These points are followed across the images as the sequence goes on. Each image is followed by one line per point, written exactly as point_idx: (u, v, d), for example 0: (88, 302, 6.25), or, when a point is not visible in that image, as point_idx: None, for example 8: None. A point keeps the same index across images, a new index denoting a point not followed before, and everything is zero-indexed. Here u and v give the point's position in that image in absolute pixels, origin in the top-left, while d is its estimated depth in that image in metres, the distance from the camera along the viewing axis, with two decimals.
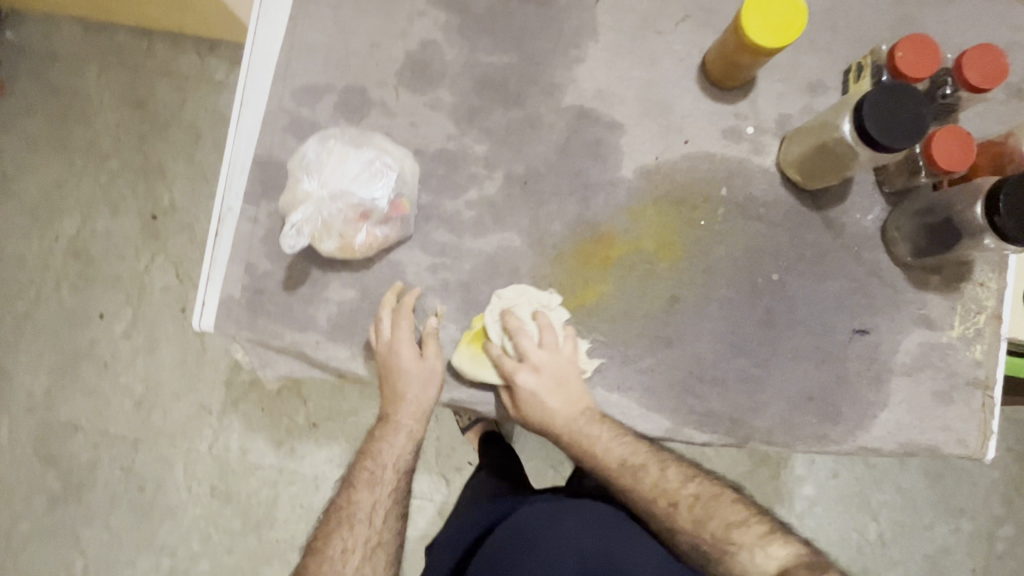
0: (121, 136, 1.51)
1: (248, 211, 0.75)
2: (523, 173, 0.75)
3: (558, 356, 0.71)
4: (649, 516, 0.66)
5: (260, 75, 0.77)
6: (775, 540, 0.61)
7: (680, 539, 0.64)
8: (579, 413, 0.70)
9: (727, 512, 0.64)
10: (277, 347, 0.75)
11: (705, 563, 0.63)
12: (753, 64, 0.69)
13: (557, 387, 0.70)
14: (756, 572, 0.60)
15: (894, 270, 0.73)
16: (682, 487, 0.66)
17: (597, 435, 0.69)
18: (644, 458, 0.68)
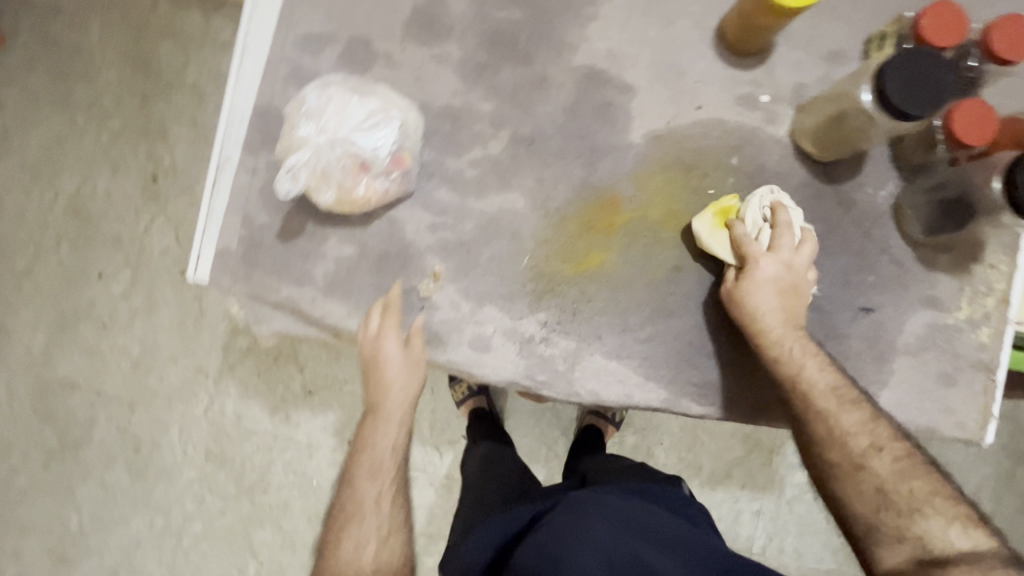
0: (124, 95, 1.48)
1: (246, 161, 0.74)
2: (529, 135, 0.73)
3: (791, 264, 0.67)
4: (831, 446, 0.61)
5: (263, 21, 0.75)
6: (975, 527, 0.53)
7: (862, 482, 0.58)
8: (787, 328, 0.66)
9: (927, 479, 0.57)
10: (273, 302, 0.75)
11: (879, 517, 0.56)
12: (771, 27, 0.67)
13: (777, 294, 0.66)
14: (937, 544, 0.53)
15: (904, 248, 0.71)
16: (886, 437, 0.60)
17: (803, 354, 0.65)
18: (848, 395, 0.62)
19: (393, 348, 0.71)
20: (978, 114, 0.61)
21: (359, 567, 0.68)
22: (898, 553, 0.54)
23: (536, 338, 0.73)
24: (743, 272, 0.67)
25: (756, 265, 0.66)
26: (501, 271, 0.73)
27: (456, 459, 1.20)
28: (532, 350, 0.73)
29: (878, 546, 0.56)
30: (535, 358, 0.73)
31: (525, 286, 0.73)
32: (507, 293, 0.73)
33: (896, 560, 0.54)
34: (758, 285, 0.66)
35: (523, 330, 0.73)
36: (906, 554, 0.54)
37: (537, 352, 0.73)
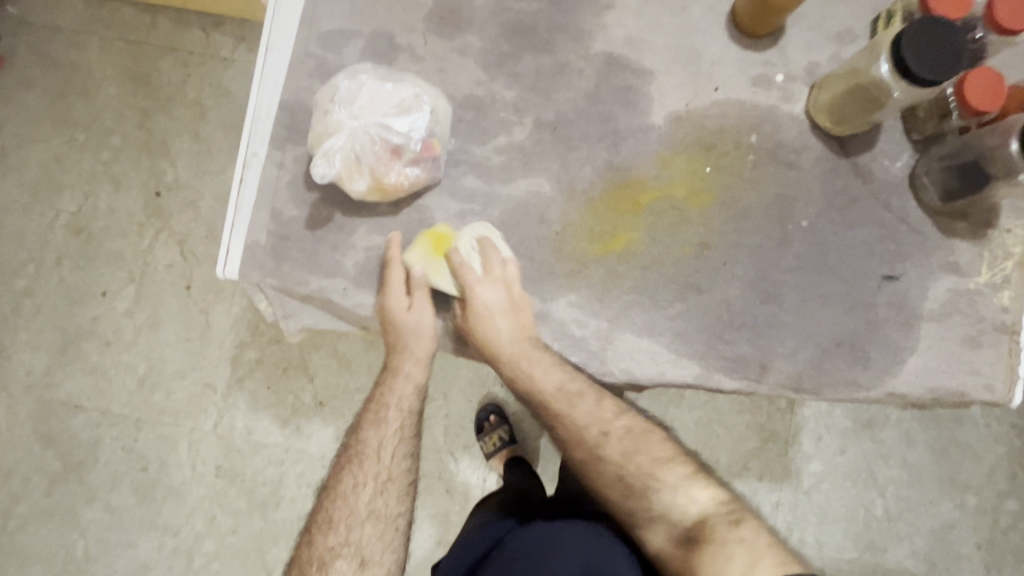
0: (125, 113, 1.49)
1: (274, 156, 0.75)
2: (553, 120, 0.75)
3: (510, 279, 0.71)
4: (579, 451, 0.68)
5: (284, 21, 0.77)
6: (700, 483, 0.64)
7: (607, 473, 0.66)
8: (507, 342, 0.70)
9: (656, 451, 0.67)
10: (303, 295, 0.74)
11: (629, 501, 0.65)
12: (785, 8, 0.69)
13: (508, 310, 0.70)
14: (677, 513, 0.62)
15: (923, 217, 0.73)
16: (625, 428, 0.69)
17: (532, 365, 0.69)
18: (577, 392, 0.70)
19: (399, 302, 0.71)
20: (993, 94, 0.63)
21: (352, 511, 0.74)
22: (658, 534, 0.62)
23: (568, 320, 0.73)
24: (461, 295, 0.71)
25: (479, 285, 0.69)
26: (531, 255, 0.74)
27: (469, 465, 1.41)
28: (565, 332, 0.73)
29: (640, 529, 0.63)
30: (568, 340, 0.73)
31: (555, 267, 0.74)
32: (536, 277, 0.74)
33: (656, 538, 0.62)
34: (486, 305, 0.69)
35: (554, 313, 0.73)
36: (663, 531, 0.62)
37: (570, 334, 0.73)
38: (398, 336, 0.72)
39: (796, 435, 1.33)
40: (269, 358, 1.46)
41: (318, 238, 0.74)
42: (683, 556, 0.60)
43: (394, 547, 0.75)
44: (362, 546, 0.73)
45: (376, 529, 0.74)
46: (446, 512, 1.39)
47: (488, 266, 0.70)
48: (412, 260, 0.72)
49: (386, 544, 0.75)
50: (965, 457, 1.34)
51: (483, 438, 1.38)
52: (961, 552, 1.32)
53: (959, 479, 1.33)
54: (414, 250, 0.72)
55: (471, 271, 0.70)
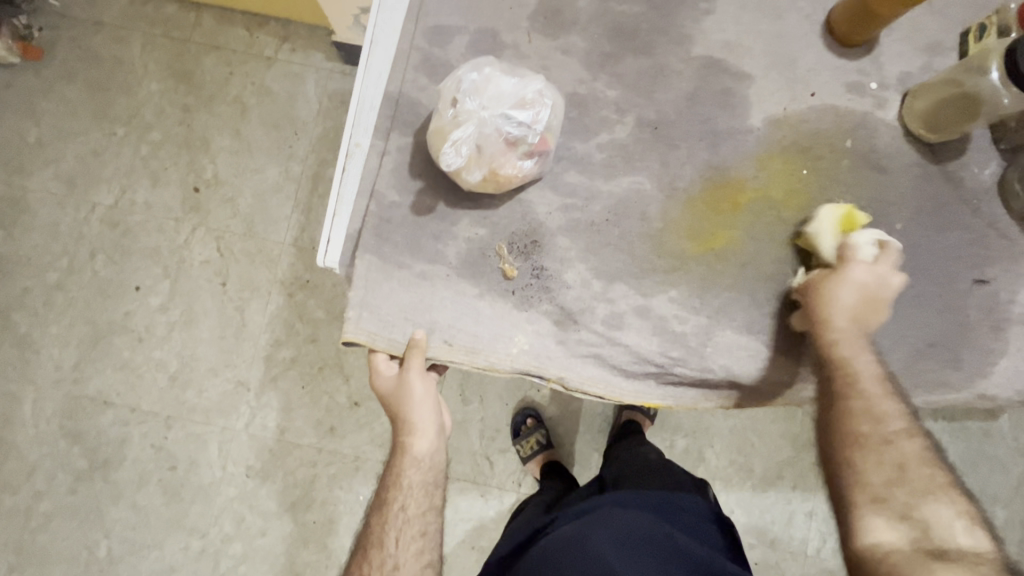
0: (167, 108, 1.49)
1: (378, 145, 0.75)
2: (654, 119, 0.76)
3: (887, 273, 0.68)
4: (863, 423, 0.64)
5: (391, 14, 0.78)
6: (976, 527, 0.57)
7: (881, 461, 0.62)
8: (857, 330, 0.67)
9: (947, 479, 0.61)
10: (403, 276, 0.74)
11: (887, 490, 0.61)
12: (887, 17, 0.71)
13: (857, 295, 0.68)
14: (941, 532, 0.57)
15: (1010, 223, 0.76)
16: (911, 430, 0.64)
17: (863, 350, 0.67)
18: (886, 388, 0.66)
19: (391, 368, 0.75)
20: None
21: (391, 521, 0.75)
22: (890, 530, 0.58)
23: (668, 316, 0.74)
24: (840, 263, 0.69)
25: (871, 262, 0.68)
26: (631, 250, 0.74)
27: (506, 468, 1.41)
28: (665, 328, 0.74)
29: (870, 515, 0.60)
30: (668, 335, 0.74)
31: (656, 263, 0.74)
32: (639, 272, 0.74)
33: (889, 535, 0.58)
34: (847, 278, 0.68)
35: (655, 308, 0.74)
36: (904, 529, 0.58)
37: (670, 329, 0.74)
38: (403, 392, 0.74)
39: None
40: (304, 358, 1.43)
41: (419, 225, 0.74)
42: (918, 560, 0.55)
43: (431, 554, 0.75)
44: (397, 558, 0.73)
45: (409, 537, 0.74)
46: (481, 517, 1.38)
47: (875, 254, 0.69)
48: (822, 217, 0.72)
49: (425, 552, 0.75)
50: (997, 470, 1.35)
51: (520, 441, 1.37)
52: None
53: (991, 491, 1.35)
54: (829, 210, 0.73)
55: (863, 253, 0.68)
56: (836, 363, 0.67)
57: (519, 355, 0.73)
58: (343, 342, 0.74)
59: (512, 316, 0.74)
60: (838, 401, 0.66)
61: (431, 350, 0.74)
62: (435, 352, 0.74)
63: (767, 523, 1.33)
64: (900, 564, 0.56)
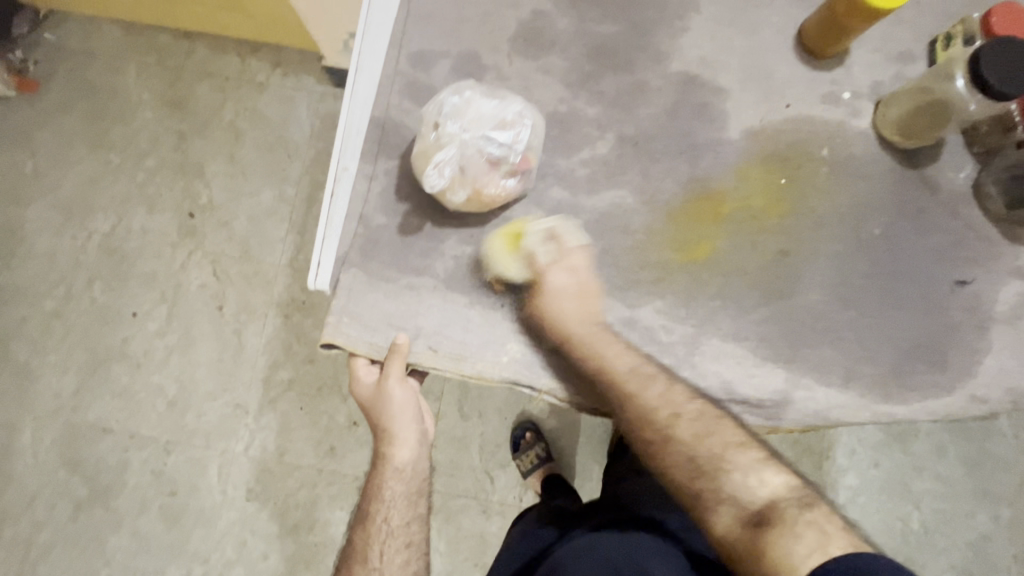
0: (161, 135, 1.51)
1: (365, 169, 0.77)
2: (635, 134, 0.78)
3: (585, 271, 0.74)
4: (648, 429, 0.69)
5: (375, 41, 0.80)
6: (771, 467, 0.63)
7: (679, 454, 0.67)
8: (595, 330, 0.72)
9: (727, 434, 0.66)
10: (389, 287, 0.75)
11: (703, 475, 0.64)
12: (855, 29, 0.73)
13: (575, 298, 0.72)
14: (745, 497, 0.61)
15: (988, 225, 0.77)
16: (682, 406, 0.69)
17: (607, 346, 0.72)
18: (649, 372, 0.71)
19: (372, 374, 0.77)
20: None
21: (376, 532, 0.78)
22: (728, 518, 0.61)
23: (655, 326, 0.75)
24: (536, 282, 0.73)
25: (563, 266, 0.73)
26: (616, 262, 0.76)
27: (507, 483, 1.40)
28: (652, 338, 0.75)
29: (709, 515, 0.63)
30: (655, 345, 0.75)
31: (641, 275, 0.76)
32: (625, 284, 0.76)
33: (725, 521, 0.61)
34: (554, 293, 0.72)
35: (642, 318, 0.75)
36: (728, 514, 0.61)
37: (657, 339, 0.75)
38: (382, 404, 0.76)
39: (829, 448, 1.35)
40: (302, 379, 1.44)
41: (408, 245, 0.76)
42: (751, 538, 0.58)
43: (415, 562, 0.78)
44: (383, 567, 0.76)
45: (393, 546, 0.77)
46: (483, 533, 1.38)
47: (556, 255, 0.73)
48: (489, 256, 0.75)
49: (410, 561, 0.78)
50: (999, 469, 1.35)
51: (520, 455, 1.37)
52: (999, 564, 1.33)
53: (994, 491, 1.35)
54: (492, 242, 0.75)
55: (545, 258, 0.73)
56: (591, 369, 0.72)
57: (507, 367, 0.74)
58: (324, 348, 0.76)
59: (502, 330, 0.75)
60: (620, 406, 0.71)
61: (413, 356, 0.74)
62: (417, 358, 0.74)
63: None
64: (741, 550, 0.59)
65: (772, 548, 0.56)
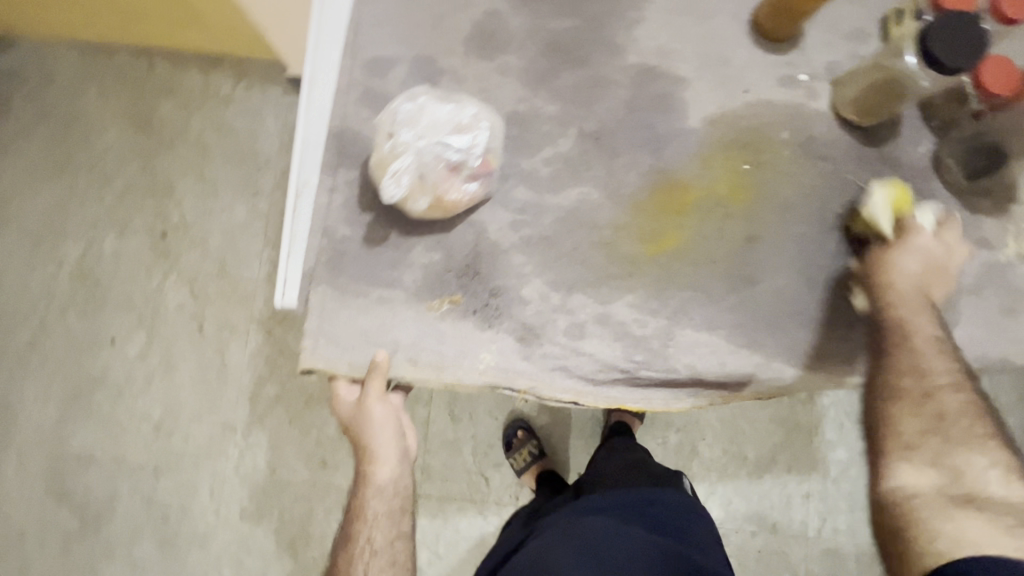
0: (128, 156, 1.48)
1: (325, 181, 0.76)
2: (595, 130, 0.78)
3: (935, 243, 0.71)
4: (903, 374, 0.65)
5: (328, 51, 0.79)
6: (1014, 478, 0.58)
7: (910, 406, 0.63)
8: (915, 292, 0.69)
9: (981, 423, 0.61)
10: (361, 303, 0.74)
11: (923, 436, 0.62)
12: (806, 12, 0.74)
13: (921, 266, 0.70)
14: (968, 480, 0.59)
15: (949, 197, 0.78)
16: (952, 375, 0.63)
17: (917, 300, 0.68)
18: (940, 333, 0.66)
19: (353, 394, 0.77)
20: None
21: (360, 552, 0.77)
22: (919, 477, 0.60)
23: (628, 321, 0.75)
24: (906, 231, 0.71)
25: (921, 234, 0.71)
26: (585, 259, 0.75)
27: (502, 483, 1.40)
28: (626, 333, 0.75)
29: (898, 464, 0.62)
30: (630, 339, 0.75)
31: (611, 270, 0.75)
32: (596, 280, 0.75)
33: (911, 478, 0.61)
34: (915, 246, 0.70)
35: (615, 314, 0.75)
36: (930, 479, 0.60)
37: (631, 333, 0.75)
38: (363, 424, 0.76)
39: (818, 424, 1.38)
40: (289, 393, 1.43)
41: (374, 256, 0.75)
42: (942, 507, 0.58)
43: None
44: None
45: (377, 567, 0.77)
46: (481, 534, 1.38)
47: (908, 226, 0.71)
48: (872, 203, 0.74)
49: None
50: None
51: (513, 454, 1.37)
52: None
53: None
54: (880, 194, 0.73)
55: (917, 230, 0.71)
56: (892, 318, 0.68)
57: (485, 372, 0.74)
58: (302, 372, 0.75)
59: (475, 336, 0.74)
60: (890, 353, 0.67)
61: (393, 371, 0.74)
62: (397, 372, 0.74)
63: (766, 509, 1.35)
64: (920, 508, 0.58)
65: (960, 524, 0.55)
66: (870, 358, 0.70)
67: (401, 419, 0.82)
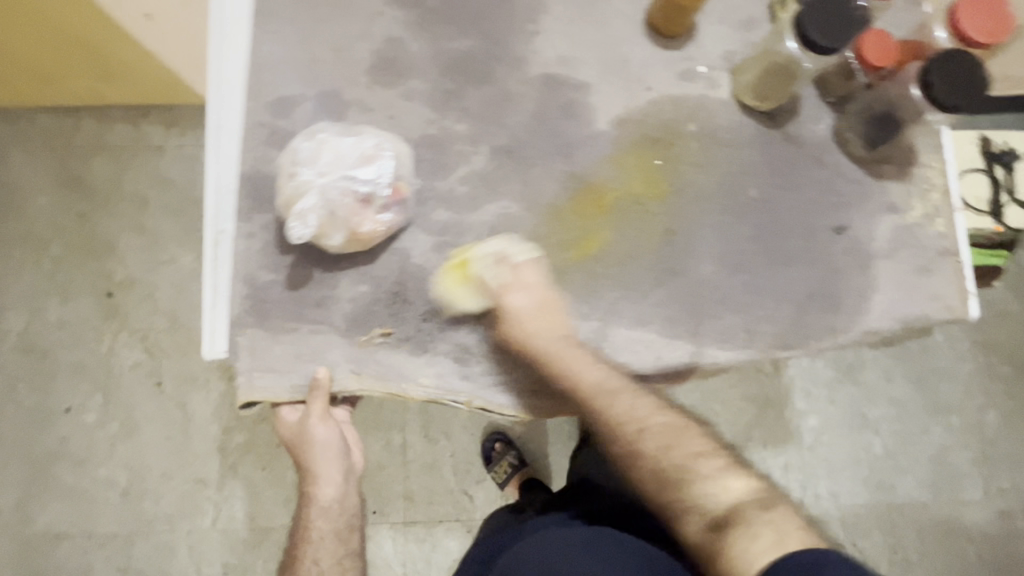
0: (63, 218, 1.44)
1: (241, 228, 0.75)
2: (507, 143, 0.79)
3: (541, 285, 0.75)
4: (615, 435, 0.70)
5: (230, 96, 0.78)
6: (733, 473, 0.66)
7: (645, 463, 0.68)
8: (556, 337, 0.73)
9: (694, 441, 0.69)
10: (292, 343, 0.74)
11: (666, 484, 0.67)
12: (693, 7, 0.76)
13: (541, 312, 0.73)
14: (711, 502, 0.64)
15: (855, 168, 0.81)
16: (648, 413, 0.71)
17: (572, 354, 0.72)
18: (616, 380, 0.72)
19: (295, 413, 0.77)
20: (1002, 17, 0.69)
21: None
22: (696, 524, 0.64)
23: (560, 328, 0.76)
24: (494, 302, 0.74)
25: (509, 293, 0.74)
26: (511, 273, 0.76)
27: (487, 499, 1.39)
28: None
29: (679, 521, 0.65)
30: None
31: (537, 280, 0.76)
32: None
33: (693, 527, 0.64)
34: (523, 315, 0.73)
35: None
36: (698, 519, 0.64)
37: None
38: (306, 442, 0.77)
39: (788, 394, 1.41)
40: (260, 439, 1.39)
41: (299, 298, 0.74)
42: (716, 543, 0.62)
43: None
44: None
45: None
46: None
47: (507, 277, 0.74)
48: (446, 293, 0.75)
49: None
50: (944, 381, 1.44)
51: (493, 467, 1.37)
52: (960, 469, 1.41)
53: (943, 402, 1.43)
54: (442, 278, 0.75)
55: (495, 280, 0.74)
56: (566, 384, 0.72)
57: (427, 385, 0.75)
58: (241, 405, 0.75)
59: (412, 362, 0.75)
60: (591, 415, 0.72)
61: (336, 386, 0.74)
62: (342, 384, 0.74)
63: None
64: (713, 556, 0.62)
65: (730, 548, 0.61)
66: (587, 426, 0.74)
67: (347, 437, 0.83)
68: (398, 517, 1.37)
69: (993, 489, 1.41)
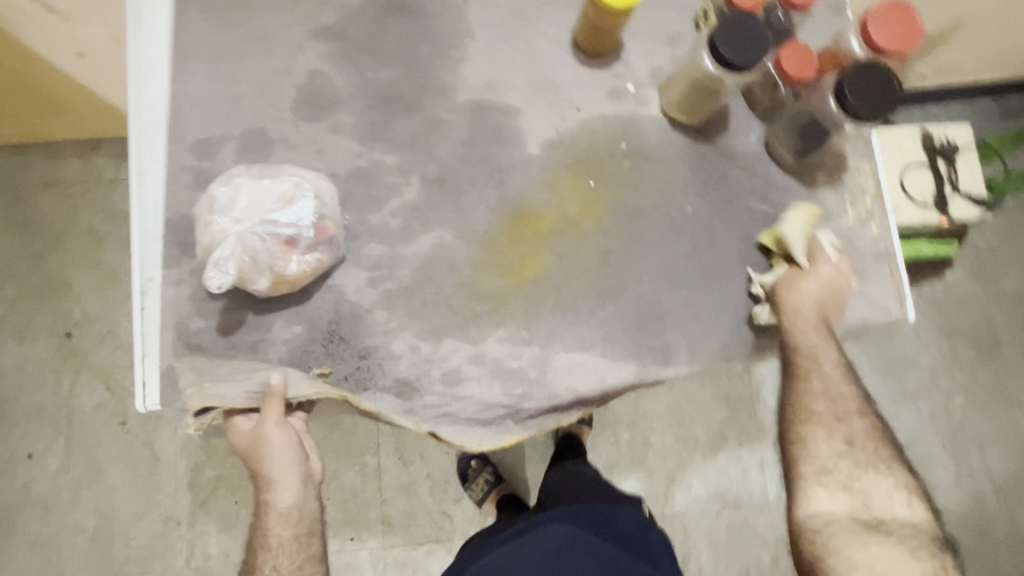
0: (13, 260, 1.40)
1: (169, 275, 0.73)
2: (438, 172, 0.78)
3: (830, 260, 0.75)
4: (820, 407, 0.72)
5: (152, 139, 0.76)
6: (906, 496, 0.70)
7: (823, 443, 0.71)
8: (815, 318, 0.74)
9: (877, 449, 0.72)
10: (227, 386, 0.70)
11: (834, 469, 0.70)
12: (614, 29, 0.77)
13: (815, 281, 0.74)
14: (879, 511, 0.69)
15: (787, 176, 0.81)
16: (852, 407, 0.73)
17: (816, 334, 0.73)
18: (841, 375, 0.73)
19: (248, 422, 0.74)
20: (914, 28, 0.70)
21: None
22: (832, 510, 0.69)
23: (502, 356, 0.75)
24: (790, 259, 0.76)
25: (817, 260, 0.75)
26: (449, 303, 0.75)
27: (465, 518, 1.37)
28: (502, 368, 0.75)
29: (813, 497, 0.70)
30: (507, 374, 0.75)
31: (476, 309, 0.75)
32: (462, 322, 0.75)
33: (826, 506, 0.69)
34: (799, 272, 0.74)
35: (488, 351, 0.75)
36: (841, 504, 0.69)
37: (507, 368, 0.75)
38: (260, 448, 0.73)
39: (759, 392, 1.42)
40: (230, 473, 1.36)
41: (232, 343, 0.73)
42: (853, 531, 0.68)
43: None
44: None
45: None
46: None
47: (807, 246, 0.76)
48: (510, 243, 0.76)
49: None
50: (909, 368, 1.46)
51: (469, 486, 1.34)
52: (931, 454, 1.43)
53: (909, 389, 1.45)
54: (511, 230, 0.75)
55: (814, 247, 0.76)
56: (790, 350, 0.73)
57: (377, 398, 0.73)
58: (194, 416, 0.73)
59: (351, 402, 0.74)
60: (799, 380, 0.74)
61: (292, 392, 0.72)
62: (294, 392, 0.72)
63: (727, 486, 1.36)
64: (833, 536, 0.68)
65: (861, 551, 0.66)
66: (780, 388, 0.76)
67: (304, 440, 0.78)
68: (376, 542, 1.35)
69: (965, 471, 1.43)
